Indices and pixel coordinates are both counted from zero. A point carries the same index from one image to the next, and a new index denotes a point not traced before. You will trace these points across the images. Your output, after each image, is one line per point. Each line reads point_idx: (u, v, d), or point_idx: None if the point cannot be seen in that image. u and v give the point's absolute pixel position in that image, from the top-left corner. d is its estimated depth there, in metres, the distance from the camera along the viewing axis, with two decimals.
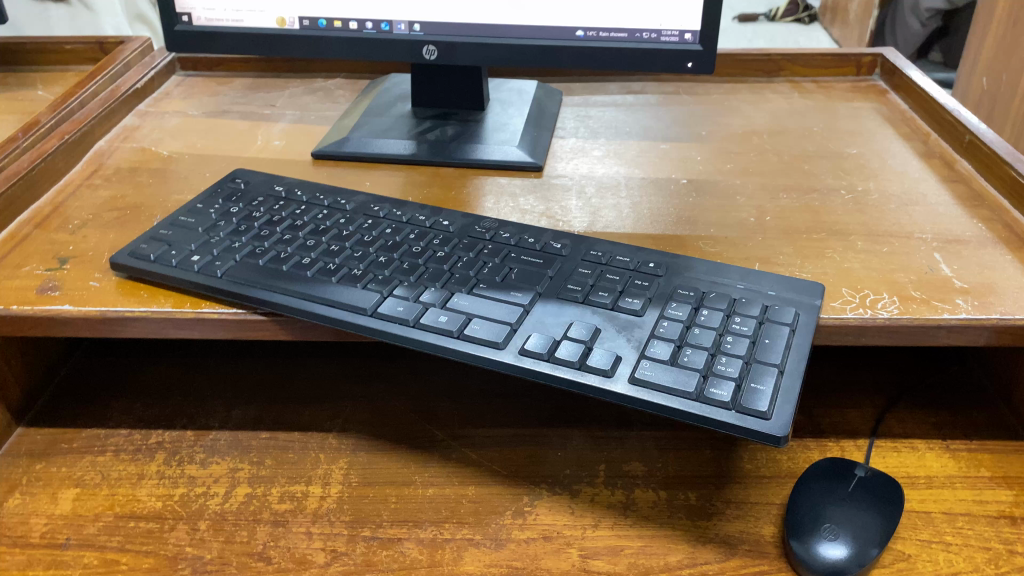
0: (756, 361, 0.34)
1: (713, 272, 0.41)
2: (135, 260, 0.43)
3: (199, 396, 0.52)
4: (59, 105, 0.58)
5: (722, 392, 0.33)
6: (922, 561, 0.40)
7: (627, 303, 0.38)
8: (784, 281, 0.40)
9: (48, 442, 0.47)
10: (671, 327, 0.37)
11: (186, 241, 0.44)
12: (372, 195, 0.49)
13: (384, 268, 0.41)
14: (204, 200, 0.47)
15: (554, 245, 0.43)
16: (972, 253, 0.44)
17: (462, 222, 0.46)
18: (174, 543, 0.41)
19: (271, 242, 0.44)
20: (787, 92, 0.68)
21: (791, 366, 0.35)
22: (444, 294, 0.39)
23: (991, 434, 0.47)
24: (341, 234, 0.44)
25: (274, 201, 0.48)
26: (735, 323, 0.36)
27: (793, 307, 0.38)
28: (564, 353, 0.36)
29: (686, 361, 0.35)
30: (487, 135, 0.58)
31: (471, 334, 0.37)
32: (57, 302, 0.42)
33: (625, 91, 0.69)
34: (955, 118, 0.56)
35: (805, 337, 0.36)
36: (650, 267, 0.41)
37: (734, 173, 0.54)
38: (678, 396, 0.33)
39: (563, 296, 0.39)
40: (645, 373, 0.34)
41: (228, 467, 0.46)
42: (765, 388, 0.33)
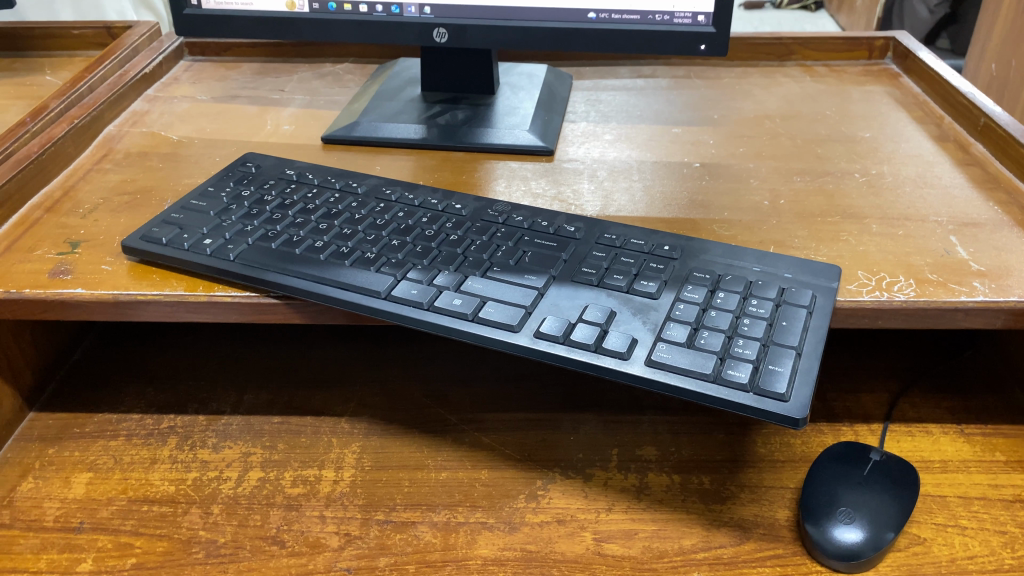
0: (774, 344, 0.34)
1: (729, 255, 0.40)
2: (147, 244, 0.43)
3: (211, 381, 0.51)
4: (68, 89, 0.58)
5: (740, 374, 0.33)
6: (938, 545, 0.39)
7: (642, 286, 0.38)
8: (801, 264, 0.39)
9: (61, 426, 0.47)
10: (686, 309, 0.36)
11: (198, 224, 0.43)
12: (384, 178, 0.48)
13: (396, 252, 0.41)
14: (215, 183, 0.47)
15: (567, 228, 0.43)
16: (988, 236, 0.44)
17: (474, 205, 0.45)
18: (188, 527, 0.41)
19: (283, 225, 0.43)
20: (799, 76, 0.67)
21: (809, 348, 0.34)
22: (458, 277, 0.39)
23: (1005, 418, 0.47)
24: (353, 217, 0.44)
25: (285, 184, 0.47)
26: (752, 306, 0.36)
27: (810, 290, 0.38)
28: (579, 335, 0.36)
29: (702, 343, 0.34)
30: (498, 119, 0.58)
31: (486, 316, 0.37)
32: (69, 286, 0.41)
33: (636, 75, 0.69)
34: (969, 101, 0.56)
35: (822, 320, 0.36)
36: (665, 250, 0.41)
37: (746, 157, 0.54)
38: (694, 377, 0.33)
39: (579, 279, 0.39)
40: (662, 355, 0.34)
41: (241, 451, 0.46)
42: (783, 369, 0.33)
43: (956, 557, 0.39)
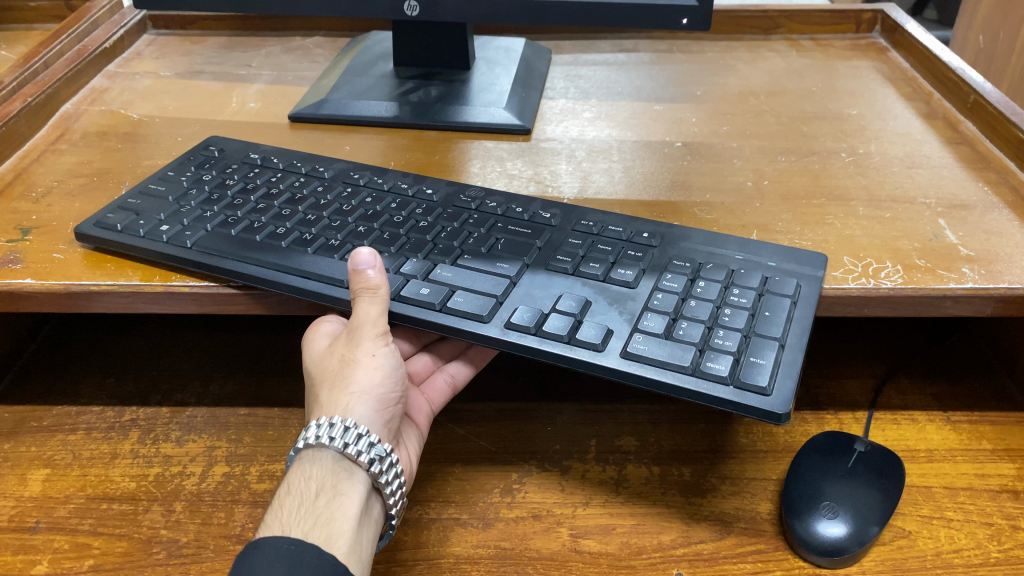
0: (757, 335, 0.33)
1: (711, 243, 0.39)
2: (101, 231, 0.41)
3: (175, 370, 0.50)
4: (22, 65, 0.55)
5: (720, 366, 0.31)
6: (923, 539, 0.38)
7: (620, 274, 0.36)
8: (785, 252, 0.38)
9: (17, 420, 0.46)
10: (665, 298, 0.35)
11: (155, 210, 0.42)
12: (353, 162, 0.46)
13: (364, 238, 0.39)
14: (176, 168, 0.45)
15: (543, 214, 0.41)
16: (978, 219, 0.43)
17: (446, 190, 0.43)
18: (149, 526, 0.40)
19: (244, 211, 0.41)
20: (785, 51, 0.65)
21: (792, 339, 0.33)
22: (427, 264, 0.37)
23: (993, 405, 0.46)
24: (319, 203, 0.42)
25: (249, 168, 0.45)
26: (733, 295, 0.35)
27: (794, 279, 0.36)
28: (552, 326, 0.34)
29: (681, 334, 0.33)
30: (473, 96, 0.55)
31: (454, 306, 0.35)
32: (18, 276, 0.39)
33: (617, 49, 0.66)
34: (959, 77, 0.54)
35: (807, 310, 0.34)
36: (644, 237, 0.39)
37: (730, 136, 0.52)
38: (672, 370, 0.32)
39: (554, 267, 0.37)
40: (638, 347, 0.33)
41: (205, 445, 0.44)
42: (766, 362, 0.31)
43: (942, 551, 0.38)
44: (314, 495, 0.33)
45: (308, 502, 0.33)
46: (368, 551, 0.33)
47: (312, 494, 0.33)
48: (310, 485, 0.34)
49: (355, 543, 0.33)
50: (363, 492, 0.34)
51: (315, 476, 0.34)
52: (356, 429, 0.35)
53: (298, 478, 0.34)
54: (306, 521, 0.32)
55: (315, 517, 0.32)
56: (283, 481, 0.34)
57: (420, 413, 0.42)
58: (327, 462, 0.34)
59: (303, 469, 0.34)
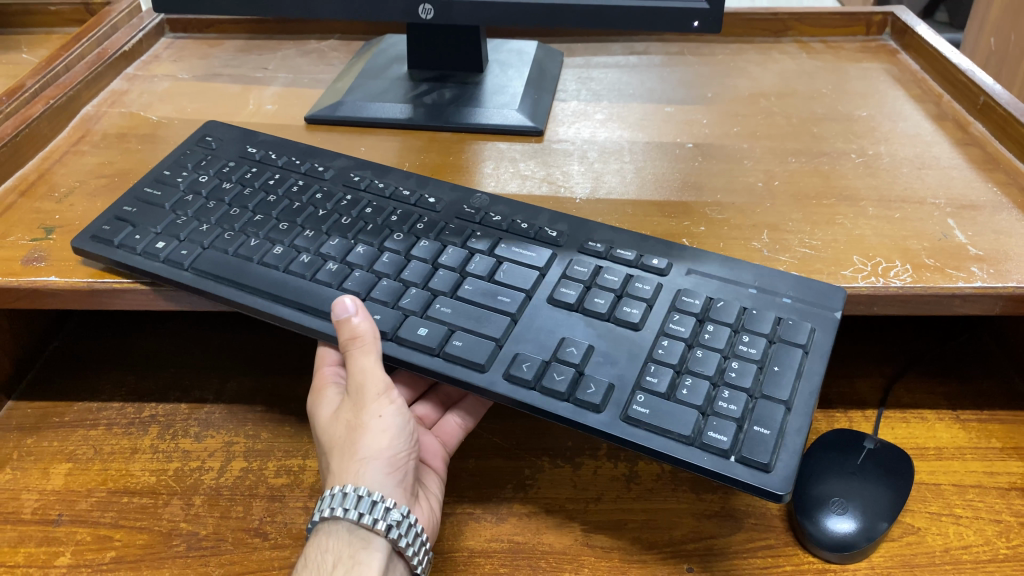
0: (763, 397, 0.32)
1: (724, 271, 0.38)
2: (97, 245, 0.41)
3: (193, 367, 0.50)
4: (44, 68, 0.56)
5: (723, 438, 0.31)
6: (931, 535, 0.39)
7: (625, 312, 0.36)
8: (803, 283, 0.37)
9: (39, 416, 0.47)
10: (671, 347, 0.34)
11: (150, 221, 0.42)
12: (355, 159, 0.47)
13: (364, 261, 0.39)
14: (172, 167, 0.45)
15: (549, 232, 0.41)
16: (987, 219, 0.43)
17: (449, 202, 0.43)
18: (169, 519, 0.41)
19: (241, 223, 0.42)
20: (795, 53, 0.66)
21: (800, 402, 0.32)
22: (426, 297, 0.37)
23: (1002, 404, 0.46)
24: (319, 215, 0.42)
25: (246, 168, 0.46)
26: (742, 345, 0.34)
27: (810, 322, 0.35)
28: (551, 380, 0.34)
29: (684, 395, 0.33)
30: (486, 98, 0.56)
31: (453, 352, 0.35)
32: (43, 273, 0.40)
33: (629, 51, 0.67)
34: (969, 79, 0.55)
35: (818, 361, 0.34)
36: (654, 263, 0.38)
37: (740, 137, 0.53)
38: (672, 438, 0.32)
39: (557, 300, 0.37)
40: (639, 409, 0.32)
41: (223, 441, 0.45)
42: (770, 433, 0.31)
43: (951, 547, 0.38)
44: (331, 568, 0.35)
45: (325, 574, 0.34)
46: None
47: (328, 566, 0.35)
48: (327, 559, 0.35)
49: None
50: (383, 560, 0.36)
51: (331, 548, 0.35)
52: (370, 498, 0.36)
53: (315, 551, 0.36)
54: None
55: None
56: (302, 556, 0.36)
57: (435, 458, 0.42)
58: (343, 534, 0.36)
59: (320, 543, 0.36)
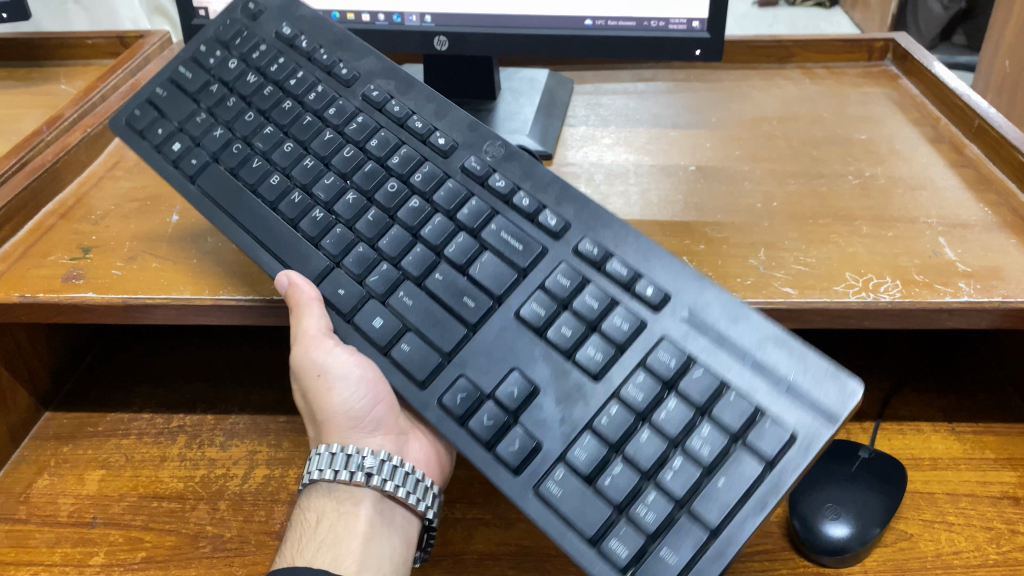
0: (691, 513, 0.30)
1: (727, 321, 0.34)
2: (128, 131, 0.45)
3: (218, 379, 0.53)
4: (81, 99, 0.60)
5: (621, 551, 0.30)
6: (924, 541, 0.41)
7: (586, 355, 0.34)
8: (813, 367, 0.32)
9: (75, 426, 0.49)
10: (617, 417, 0.32)
11: (173, 113, 0.44)
12: (384, 62, 0.45)
13: (348, 214, 0.40)
14: (208, 44, 0.47)
15: (547, 220, 0.38)
16: (977, 238, 0.45)
17: (458, 146, 0.41)
18: (195, 522, 0.43)
19: (249, 135, 0.43)
20: (798, 79, 0.68)
21: (730, 530, 0.30)
22: (394, 278, 0.38)
23: (997, 416, 0.47)
24: (324, 140, 0.42)
25: (274, 58, 0.46)
26: (698, 438, 0.31)
27: (794, 425, 0.31)
28: (480, 425, 0.34)
29: (604, 484, 0.31)
30: (498, 124, 0.59)
31: (398, 358, 0.36)
32: (81, 290, 0.43)
33: (637, 78, 0.69)
34: (965, 104, 0.56)
35: (778, 485, 0.30)
36: (647, 296, 0.35)
37: (742, 160, 0.55)
38: (574, 530, 0.31)
39: (523, 315, 0.36)
40: (553, 485, 0.32)
41: (248, 449, 0.48)
42: (673, 564, 0.29)
43: (942, 552, 0.40)
44: (315, 525, 0.37)
45: (310, 532, 0.37)
46: (388, 559, 0.37)
47: (312, 524, 0.37)
48: (312, 517, 0.37)
49: (366, 557, 0.36)
50: (373, 506, 0.38)
51: (314, 507, 0.38)
52: (343, 454, 0.38)
53: (300, 513, 0.38)
54: (310, 550, 0.36)
55: (319, 543, 0.36)
56: (291, 517, 0.39)
57: None
58: (327, 492, 0.38)
59: (304, 504, 0.38)
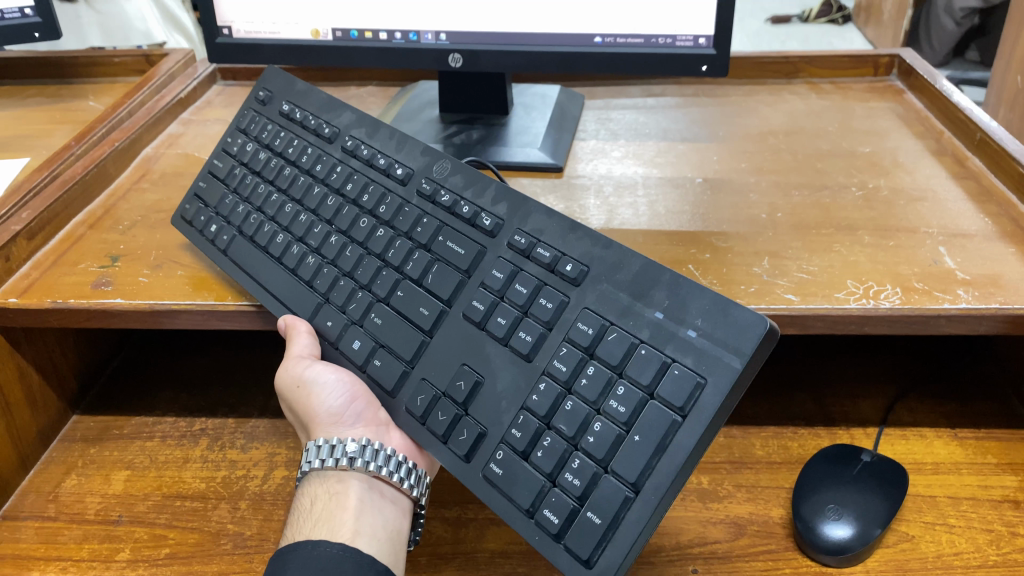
0: (613, 472, 0.31)
1: (638, 284, 0.34)
2: (182, 224, 0.50)
3: (239, 385, 0.54)
4: (109, 114, 0.62)
5: (554, 518, 0.31)
6: (925, 542, 0.41)
7: (519, 339, 0.35)
8: (719, 311, 0.31)
9: (102, 429, 0.51)
10: (545, 393, 0.33)
11: (206, 197, 0.50)
12: (359, 114, 0.49)
13: (332, 255, 0.43)
14: (231, 135, 0.53)
15: (483, 220, 0.39)
16: (976, 247, 0.46)
17: (415, 171, 0.43)
18: (217, 521, 0.45)
19: (261, 204, 0.48)
20: (805, 94, 0.69)
21: (649, 485, 0.30)
22: (367, 303, 0.41)
23: (999, 422, 0.48)
24: (314, 194, 0.46)
25: (278, 133, 0.51)
26: (614, 401, 0.32)
27: (701, 373, 0.31)
28: (436, 421, 0.36)
29: (537, 459, 0.33)
30: (511, 138, 0.60)
31: (372, 372, 0.39)
32: (110, 296, 0.45)
33: (646, 94, 0.71)
34: (967, 117, 0.58)
35: (689, 435, 0.30)
36: (567, 271, 0.35)
37: (748, 172, 0.56)
38: (516, 506, 0.33)
39: (465, 314, 0.37)
40: (496, 469, 0.34)
41: (267, 451, 0.49)
42: (599, 524, 0.30)
43: (943, 553, 0.41)
44: (311, 505, 0.39)
45: (308, 512, 0.38)
46: (381, 528, 0.38)
47: (309, 506, 0.39)
48: (306, 501, 0.39)
49: (358, 526, 0.37)
50: (362, 485, 0.39)
51: (310, 492, 0.39)
52: (327, 445, 0.39)
53: (299, 500, 0.40)
54: (306, 527, 0.37)
55: (316, 519, 0.38)
56: (292, 506, 0.40)
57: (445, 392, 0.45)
58: (320, 479, 0.40)
59: (302, 491, 0.40)
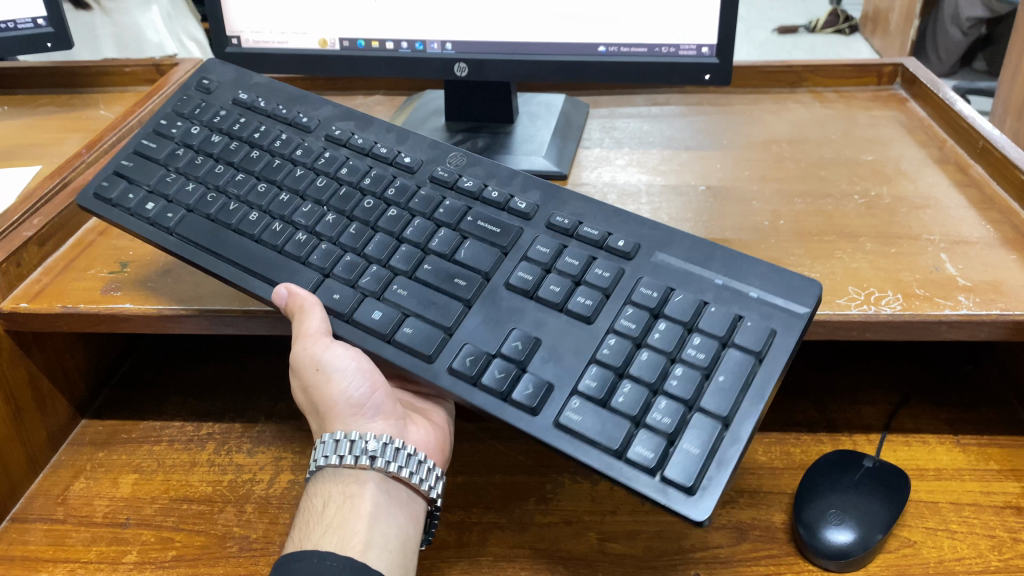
0: (701, 410, 0.33)
1: (692, 260, 0.38)
2: (99, 203, 0.44)
3: (246, 390, 0.55)
4: (119, 122, 0.63)
5: (646, 454, 0.32)
6: (927, 548, 0.42)
7: (578, 303, 0.37)
8: (777, 277, 0.37)
9: (110, 433, 0.52)
10: (617, 347, 0.35)
11: (142, 178, 0.44)
12: (339, 108, 0.49)
13: (332, 233, 0.42)
14: (167, 116, 0.48)
15: (518, 204, 0.42)
16: (978, 254, 0.46)
17: (423, 162, 0.45)
18: (223, 524, 0.45)
19: (223, 182, 0.44)
20: (809, 102, 0.70)
21: (739, 416, 0.33)
22: (385, 277, 0.40)
23: (1002, 429, 0.48)
24: (297, 176, 0.44)
25: (235, 117, 0.48)
26: (691, 348, 0.34)
27: (771, 323, 0.35)
28: (492, 378, 0.36)
29: (617, 404, 0.34)
30: (516, 146, 0.61)
31: (401, 339, 0.38)
32: (119, 301, 0.46)
33: (651, 103, 0.71)
34: (970, 125, 0.58)
35: (770, 372, 0.33)
36: (620, 246, 0.39)
37: (752, 180, 0.57)
38: (599, 449, 0.33)
39: (512, 284, 0.39)
40: (571, 416, 0.34)
41: (273, 456, 0.50)
42: (697, 453, 0.32)
43: (945, 558, 0.41)
44: (322, 508, 0.39)
45: (319, 515, 0.39)
46: (394, 537, 0.38)
47: (320, 508, 0.39)
48: (319, 503, 0.39)
49: (371, 536, 0.38)
50: (377, 488, 0.39)
51: (321, 493, 0.40)
52: (346, 440, 0.39)
53: (309, 498, 0.40)
54: (317, 533, 0.38)
55: (327, 524, 0.38)
56: (301, 503, 0.41)
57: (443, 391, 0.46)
58: (333, 478, 0.40)
59: (313, 489, 0.40)
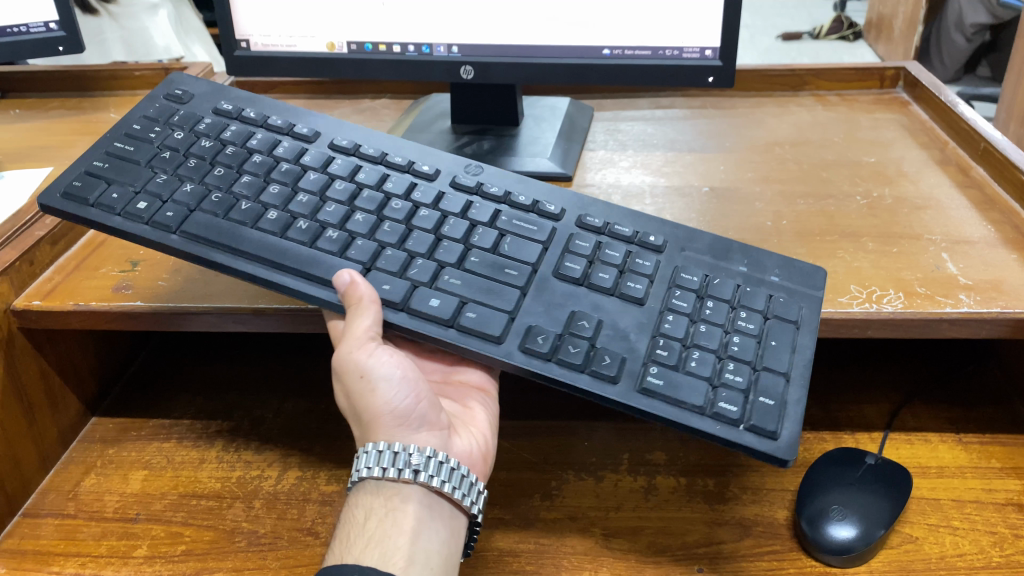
0: (766, 369, 0.37)
1: (717, 251, 0.42)
2: (70, 202, 0.42)
3: (254, 388, 0.56)
4: None
5: (732, 407, 0.35)
6: (929, 544, 0.42)
7: (629, 287, 0.40)
8: (790, 264, 0.42)
9: (120, 430, 0.52)
10: (676, 321, 0.38)
11: (128, 178, 0.43)
12: (335, 124, 0.49)
13: (364, 229, 0.42)
14: (143, 123, 0.46)
15: (546, 206, 0.44)
16: (978, 253, 0.47)
17: (441, 170, 0.46)
18: (232, 519, 0.46)
19: (229, 185, 0.43)
20: (811, 106, 0.70)
21: (796, 373, 0.37)
22: (434, 268, 0.40)
23: (1004, 428, 0.49)
24: (311, 179, 0.44)
25: (224, 127, 0.47)
26: (742, 320, 0.38)
27: (799, 300, 0.40)
28: (567, 353, 0.37)
29: (692, 368, 0.36)
30: (521, 148, 0.62)
31: (467, 324, 0.38)
32: (130, 299, 0.46)
33: (655, 106, 0.72)
34: (971, 127, 0.58)
35: (809, 338, 0.38)
36: (652, 240, 0.43)
37: (754, 181, 0.57)
38: (684, 408, 0.35)
39: (562, 274, 0.41)
40: (653, 381, 0.36)
41: (281, 453, 0.50)
42: (774, 403, 0.35)
43: (947, 554, 0.41)
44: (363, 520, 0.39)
45: (360, 527, 0.39)
46: (436, 552, 0.38)
47: (361, 519, 0.39)
48: (360, 514, 0.39)
49: (413, 553, 0.38)
50: (418, 502, 0.39)
51: (362, 503, 0.40)
52: (390, 452, 0.39)
53: (350, 508, 0.40)
54: (359, 546, 0.38)
55: (369, 537, 0.38)
56: (341, 512, 0.40)
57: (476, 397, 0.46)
58: (374, 489, 0.40)
59: (354, 499, 0.40)
